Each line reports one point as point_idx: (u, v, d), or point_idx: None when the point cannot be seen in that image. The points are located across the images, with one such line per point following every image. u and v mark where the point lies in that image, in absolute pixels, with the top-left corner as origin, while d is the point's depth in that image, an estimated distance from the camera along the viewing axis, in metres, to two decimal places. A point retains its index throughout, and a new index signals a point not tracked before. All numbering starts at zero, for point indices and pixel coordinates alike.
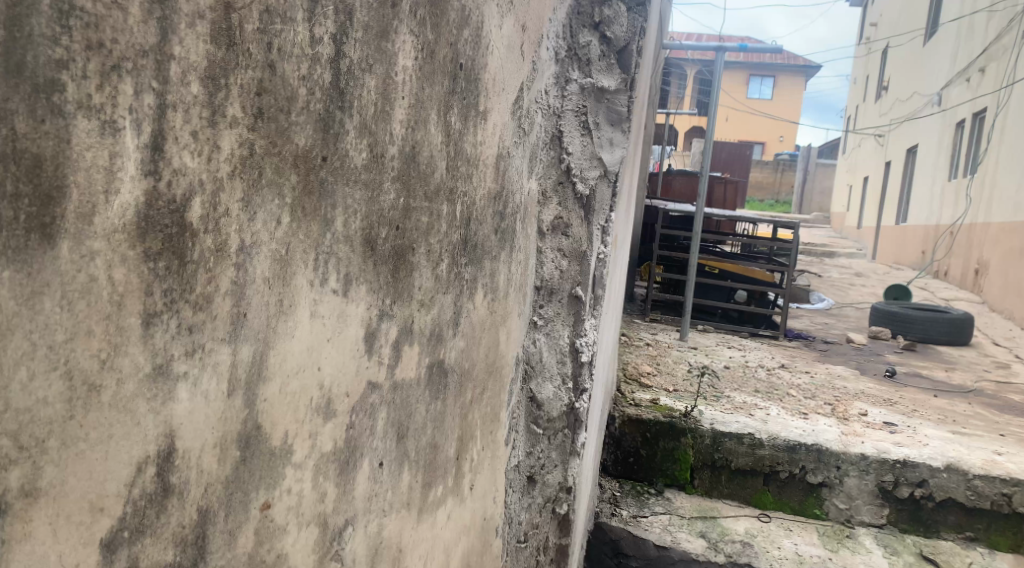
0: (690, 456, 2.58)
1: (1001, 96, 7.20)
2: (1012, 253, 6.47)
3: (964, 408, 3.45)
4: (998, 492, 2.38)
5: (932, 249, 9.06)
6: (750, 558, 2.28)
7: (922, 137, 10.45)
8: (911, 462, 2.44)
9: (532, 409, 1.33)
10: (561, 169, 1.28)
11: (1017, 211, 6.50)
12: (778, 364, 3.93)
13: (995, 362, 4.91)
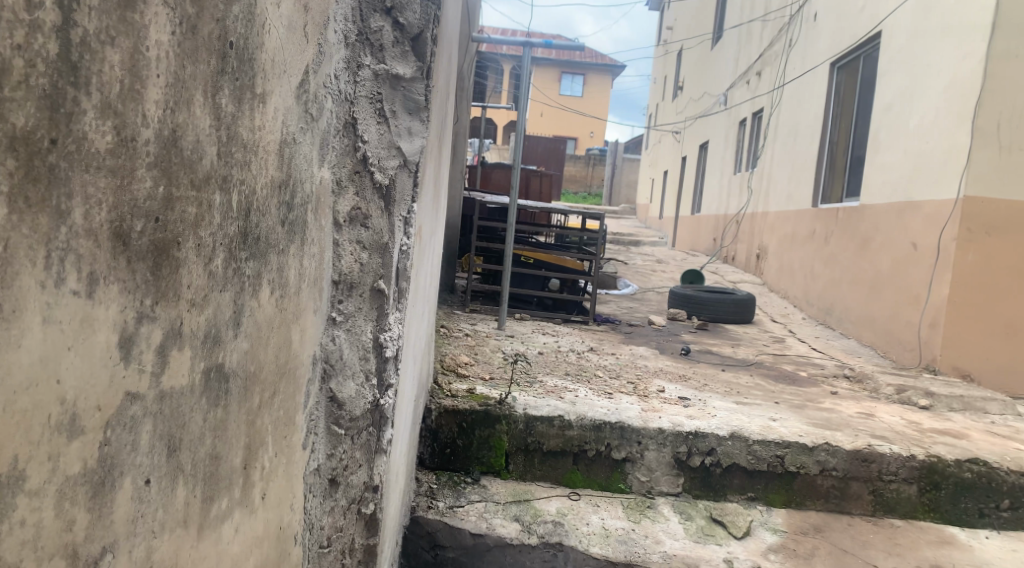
0: (505, 441, 2.64)
1: (775, 97, 8.04)
2: (785, 240, 7.26)
3: (747, 380, 3.82)
4: (773, 454, 2.65)
5: (721, 236, 9.96)
6: (561, 537, 2.37)
7: (711, 133, 11.43)
8: (701, 432, 2.66)
9: (333, 409, 1.28)
10: (358, 157, 1.24)
11: (789, 201, 7.29)
12: (587, 347, 4.14)
13: (771, 337, 5.50)
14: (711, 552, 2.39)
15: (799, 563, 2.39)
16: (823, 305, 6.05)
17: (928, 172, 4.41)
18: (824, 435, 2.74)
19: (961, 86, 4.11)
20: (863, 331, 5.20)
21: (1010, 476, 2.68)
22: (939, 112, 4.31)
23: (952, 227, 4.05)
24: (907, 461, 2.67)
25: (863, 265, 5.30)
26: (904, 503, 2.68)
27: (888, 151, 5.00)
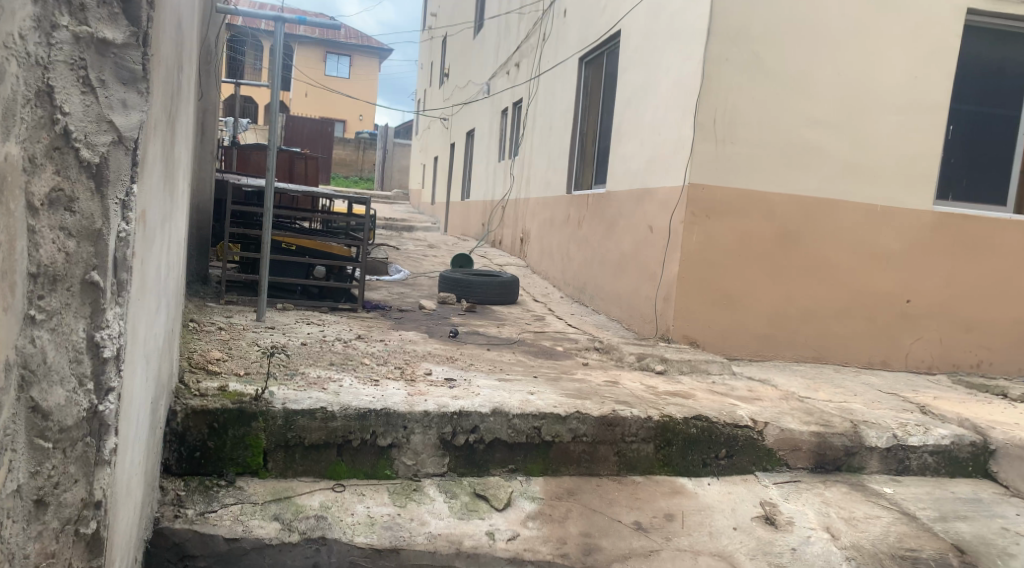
0: (262, 439, 2.51)
1: (532, 87, 8.42)
2: (545, 223, 7.66)
3: (511, 359, 3.98)
4: (531, 426, 2.80)
5: (489, 221, 10.27)
6: (324, 530, 2.32)
7: (476, 121, 11.73)
8: (465, 411, 2.72)
9: (36, 420, 1.22)
10: (57, 132, 1.21)
11: (547, 187, 7.70)
12: (354, 335, 4.06)
13: (534, 316, 5.79)
14: (475, 526, 2.48)
15: (554, 527, 2.56)
16: (579, 284, 6.48)
17: (661, 161, 4.89)
18: (576, 405, 2.94)
19: (685, 84, 4.60)
20: (612, 307, 5.65)
21: (726, 428, 3.08)
22: (668, 107, 4.81)
23: (680, 211, 4.52)
24: (645, 423, 2.95)
25: (611, 246, 5.75)
26: (644, 461, 2.97)
27: (629, 141, 5.46)
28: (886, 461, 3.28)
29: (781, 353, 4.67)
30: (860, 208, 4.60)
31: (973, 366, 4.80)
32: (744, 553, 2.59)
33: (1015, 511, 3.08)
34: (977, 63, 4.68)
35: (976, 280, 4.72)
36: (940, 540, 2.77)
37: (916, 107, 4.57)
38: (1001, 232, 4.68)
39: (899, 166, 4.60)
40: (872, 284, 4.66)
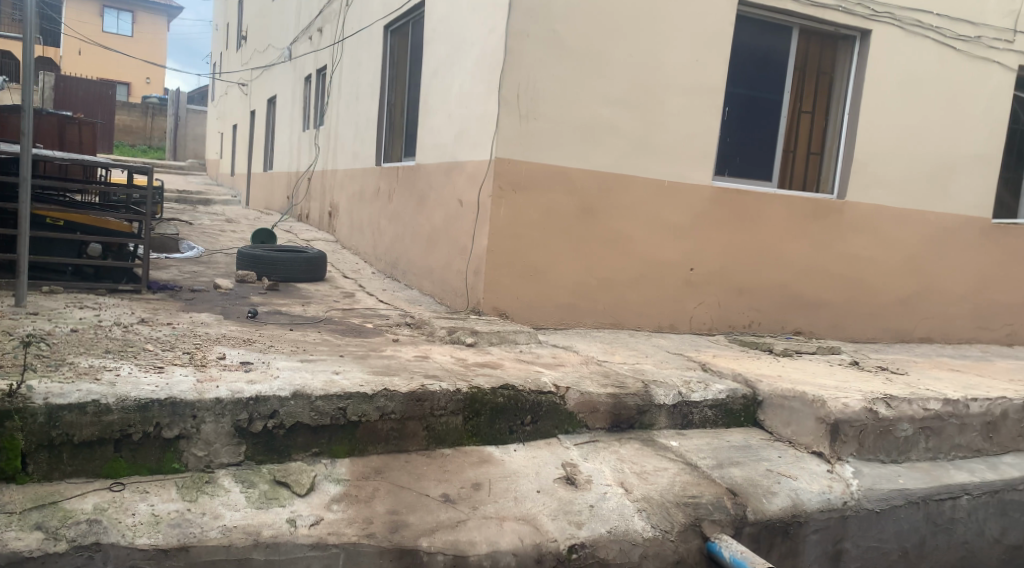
0: (19, 440, 2.28)
1: (336, 54, 8.11)
2: (354, 197, 7.45)
3: (315, 338, 3.83)
4: (336, 407, 2.71)
5: (294, 194, 9.82)
6: (98, 536, 2.17)
7: (278, 88, 11.12)
8: (262, 396, 2.59)
9: None
10: None
11: (355, 159, 7.48)
12: (136, 319, 3.70)
13: (342, 293, 5.62)
14: (274, 515, 2.39)
15: (359, 507, 2.51)
16: (390, 259, 6.39)
17: (468, 134, 4.92)
18: (383, 383, 2.89)
19: (488, 59, 4.65)
20: (423, 281, 5.63)
21: (531, 395, 3.18)
22: (473, 80, 4.84)
23: (487, 184, 4.58)
24: (453, 395, 2.97)
25: (421, 220, 5.71)
26: (452, 433, 2.99)
27: (437, 114, 5.44)
28: (672, 416, 3.56)
29: (583, 321, 4.90)
30: (651, 182, 4.91)
31: (746, 326, 5.34)
32: (547, 515, 2.69)
33: (777, 454, 3.47)
34: (748, 50, 5.13)
35: (748, 249, 5.22)
36: (717, 485, 3.06)
37: (698, 89, 4.94)
38: (767, 205, 5.21)
39: (685, 144, 4.96)
40: (663, 254, 5.01)
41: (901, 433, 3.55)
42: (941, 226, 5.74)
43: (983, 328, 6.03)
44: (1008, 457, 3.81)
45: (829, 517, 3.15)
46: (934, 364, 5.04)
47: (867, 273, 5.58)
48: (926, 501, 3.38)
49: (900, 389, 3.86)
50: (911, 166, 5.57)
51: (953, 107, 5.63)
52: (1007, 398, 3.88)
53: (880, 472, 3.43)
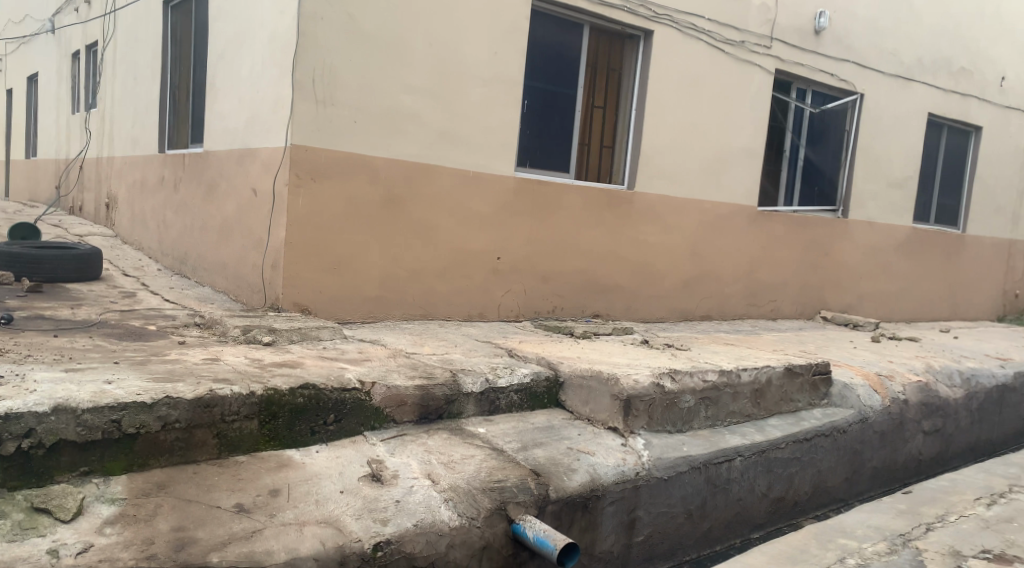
0: None
1: (108, 28, 7.33)
2: (135, 186, 6.80)
3: (86, 344, 3.43)
4: (108, 420, 2.49)
5: (64, 185, 8.78)
6: None
7: (39, 65, 9.87)
8: (14, 413, 2.34)
9: None
10: None
11: (134, 145, 6.82)
12: None
13: (121, 293, 5.10)
14: (32, 547, 2.14)
15: (138, 528, 2.29)
16: (178, 254, 5.89)
17: (260, 120, 4.64)
18: (164, 389, 2.67)
19: (280, 40, 4.42)
20: (216, 277, 5.25)
21: (333, 393, 3.08)
22: (264, 64, 4.58)
23: (283, 173, 4.36)
24: (247, 398, 2.80)
25: (212, 212, 5.32)
26: (247, 439, 2.82)
27: (226, 97, 5.08)
28: (479, 403, 3.60)
29: (390, 313, 4.81)
30: (455, 173, 4.92)
31: (549, 312, 5.53)
32: (350, 515, 2.61)
33: (578, 432, 3.64)
34: (543, 45, 5.30)
35: (549, 237, 5.40)
36: (521, 467, 3.14)
37: (496, 81, 5.02)
38: (566, 194, 5.41)
39: (486, 135, 5.02)
40: (468, 243, 5.04)
41: (684, 405, 3.85)
42: (717, 214, 6.30)
43: (752, 304, 6.71)
44: (773, 419, 4.27)
45: (623, 488, 3.35)
46: (712, 339, 5.52)
47: (656, 257, 5.99)
48: (707, 465, 3.69)
49: (684, 363, 4.19)
50: (690, 159, 6.05)
51: (724, 105, 6.19)
52: (771, 366, 4.35)
53: (667, 442, 3.69)
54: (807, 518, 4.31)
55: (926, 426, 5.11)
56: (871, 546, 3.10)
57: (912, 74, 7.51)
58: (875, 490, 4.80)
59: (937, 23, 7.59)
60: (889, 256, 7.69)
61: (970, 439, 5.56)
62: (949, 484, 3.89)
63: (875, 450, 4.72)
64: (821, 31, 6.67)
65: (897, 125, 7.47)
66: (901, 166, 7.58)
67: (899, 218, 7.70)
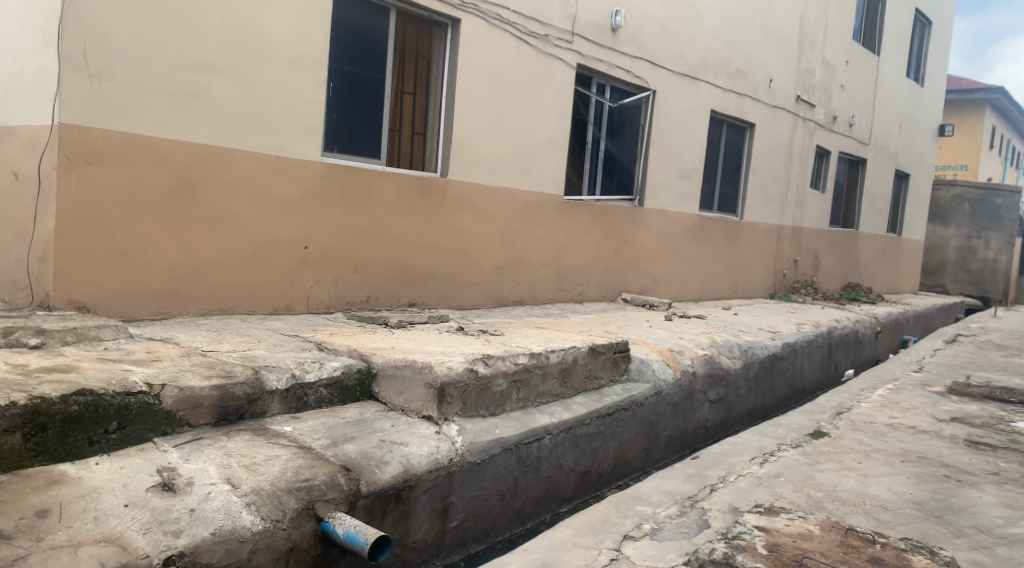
0: None
1: None
2: None
3: None
4: None
5: None
6: None
7: None
8: None
9: None
10: None
11: None
12: None
13: None
14: None
15: None
16: None
17: (20, 94, 4.11)
18: None
19: (44, 5, 3.93)
20: None
21: (115, 398, 2.83)
22: (23, 31, 4.05)
23: (51, 154, 3.90)
24: (5, 410, 2.55)
25: None
26: (8, 455, 2.56)
27: None
28: (285, 401, 3.45)
29: (186, 309, 4.46)
30: (255, 157, 4.65)
31: (362, 302, 5.40)
32: (136, 530, 2.39)
33: (391, 423, 3.59)
34: (348, 27, 5.13)
35: (359, 225, 5.25)
36: (330, 464, 3.04)
37: (298, 62, 4.79)
38: (377, 181, 5.29)
39: (289, 118, 4.79)
40: (272, 232, 4.78)
41: (497, 388, 3.93)
42: (526, 202, 6.47)
43: (561, 289, 6.98)
44: (579, 397, 4.47)
45: (436, 476, 3.36)
46: (523, 324, 5.67)
47: (469, 245, 6.04)
48: (518, 447, 3.79)
49: (496, 348, 4.28)
50: (499, 147, 6.15)
51: (530, 96, 6.36)
52: (576, 346, 4.55)
53: (480, 426, 3.74)
54: (610, 488, 4.57)
55: (711, 395, 5.62)
56: (663, 510, 3.34)
57: (697, 74, 8.15)
58: (670, 456, 5.20)
59: (717, 27, 8.29)
60: (680, 241, 8.34)
61: (747, 405, 6.19)
62: (729, 447, 4.30)
63: (669, 420, 5.11)
64: (617, 28, 7.03)
65: (684, 120, 8.08)
66: (689, 158, 8.22)
67: (688, 206, 8.36)
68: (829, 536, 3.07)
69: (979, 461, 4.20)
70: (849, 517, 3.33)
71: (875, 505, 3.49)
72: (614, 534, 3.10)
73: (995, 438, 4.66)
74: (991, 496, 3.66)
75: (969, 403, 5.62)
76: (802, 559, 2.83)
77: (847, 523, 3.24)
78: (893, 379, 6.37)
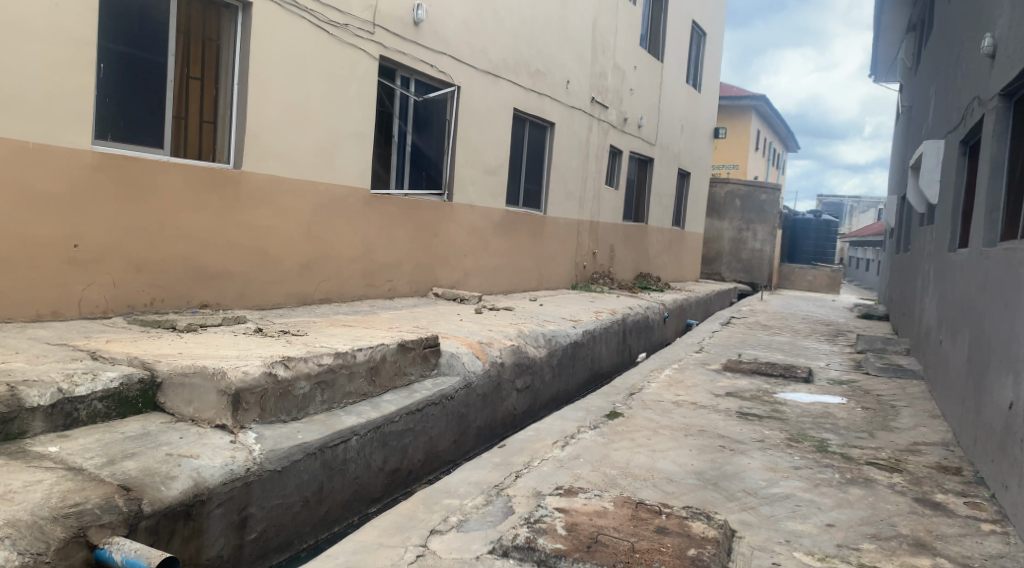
0: None
1: None
2: None
3: None
4: None
5: None
6: None
7: None
8: None
9: None
10: None
11: None
12: None
13: None
14: None
15: None
16: None
17: None
18: None
19: None
20: None
21: None
22: None
23: None
24: None
25: None
26: None
27: None
28: (50, 418, 3.12)
29: None
30: (5, 143, 4.10)
31: (146, 305, 4.93)
32: None
33: (179, 436, 3.31)
34: (121, 3, 4.64)
35: (142, 221, 4.80)
36: (106, 484, 2.75)
37: (59, 39, 4.28)
38: (161, 173, 4.87)
39: (48, 101, 4.27)
40: (34, 228, 4.26)
41: (298, 391, 3.77)
42: (330, 196, 6.25)
43: (368, 285, 6.83)
44: (388, 395, 4.41)
45: (232, 488, 3.15)
46: (329, 322, 5.49)
47: (269, 242, 5.73)
48: (322, 450, 3.66)
49: (298, 349, 4.10)
50: (298, 139, 5.89)
51: (332, 87, 6.11)
52: (384, 343, 4.49)
53: (280, 432, 3.57)
54: (420, 484, 4.55)
55: (518, 384, 5.79)
56: (470, 501, 3.39)
57: (499, 72, 8.33)
58: (479, 447, 5.28)
59: (516, 28, 8.52)
60: (487, 235, 8.49)
61: (551, 391, 6.45)
62: (533, 433, 4.45)
63: (477, 411, 5.19)
64: (419, 23, 6.93)
65: (488, 117, 8.23)
66: (493, 155, 8.39)
67: (494, 201, 8.52)
68: (621, 511, 3.27)
69: (748, 430, 4.69)
70: (640, 491, 3.57)
71: (662, 477, 3.78)
72: (421, 530, 3.09)
73: (761, 409, 5.23)
74: (758, 461, 4.10)
75: (740, 378, 6.27)
76: (597, 536, 2.99)
77: (638, 497, 3.48)
78: (678, 360, 6.95)
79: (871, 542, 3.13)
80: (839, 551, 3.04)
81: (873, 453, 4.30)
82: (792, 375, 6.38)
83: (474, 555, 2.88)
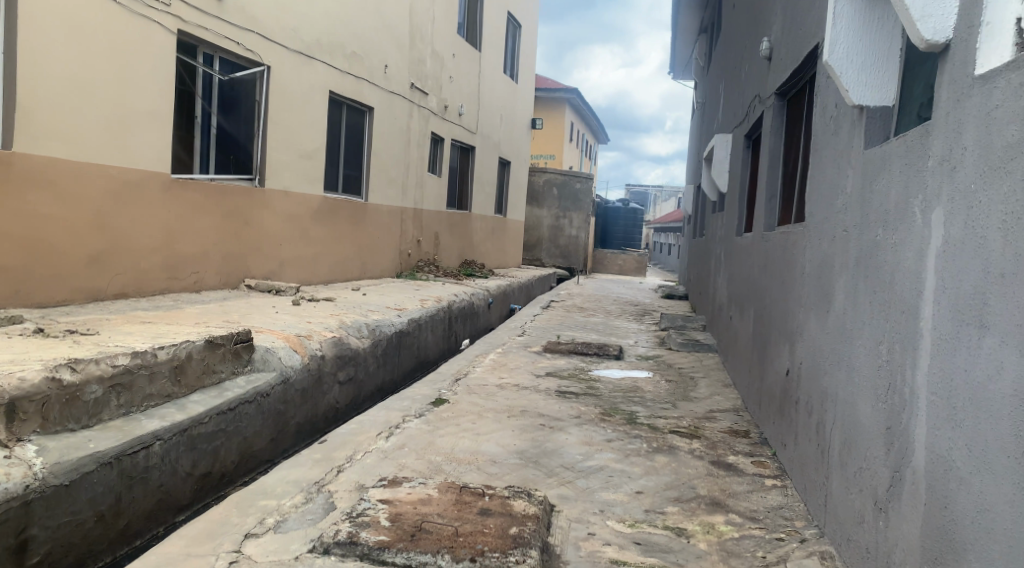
0: None
1: None
2: None
3: None
4: None
5: None
6: None
7: None
8: None
9: None
10: None
11: None
12: None
13: None
14: None
15: None
16: None
17: None
18: None
19: None
20: None
21: None
22: None
23: None
24: None
25: None
26: None
27: None
28: None
29: None
30: None
31: None
32: None
33: None
34: None
35: None
36: None
37: None
38: None
39: None
40: None
41: (89, 397, 3.41)
42: (123, 181, 5.71)
43: (171, 278, 6.33)
44: (195, 396, 4.11)
45: (7, 510, 2.80)
46: (124, 320, 5.01)
47: (50, 232, 5.14)
48: (119, 459, 3.34)
49: (88, 350, 3.71)
50: (81, 118, 5.31)
51: (121, 61, 5.59)
52: (189, 341, 4.18)
53: (67, 443, 3.21)
54: (235, 487, 4.29)
55: (340, 376, 5.63)
56: (289, 501, 3.25)
57: (312, 53, 7.99)
58: (299, 444, 5.08)
59: (329, 8, 8.21)
60: (304, 223, 8.15)
61: (375, 382, 6.35)
62: (356, 426, 4.34)
63: (296, 406, 4.99)
64: None
65: (301, 99, 7.88)
66: (308, 139, 8.06)
67: (311, 188, 8.20)
68: (445, 497, 3.27)
69: (566, 408, 4.88)
70: (463, 475, 3.61)
71: (485, 460, 3.84)
72: (234, 535, 2.91)
73: (578, 386, 5.48)
74: (575, 437, 4.28)
75: (559, 359, 6.53)
76: (421, 524, 2.97)
77: (461, 481, 3.50)
78: (501, 344, 7.10)
79: (675, 505, 3.37)
80: (647, 516, 3.25)
81: (675, 422, 4.64)
82: (606, 354, 6.74)
83: (293, 556, 2.76)
